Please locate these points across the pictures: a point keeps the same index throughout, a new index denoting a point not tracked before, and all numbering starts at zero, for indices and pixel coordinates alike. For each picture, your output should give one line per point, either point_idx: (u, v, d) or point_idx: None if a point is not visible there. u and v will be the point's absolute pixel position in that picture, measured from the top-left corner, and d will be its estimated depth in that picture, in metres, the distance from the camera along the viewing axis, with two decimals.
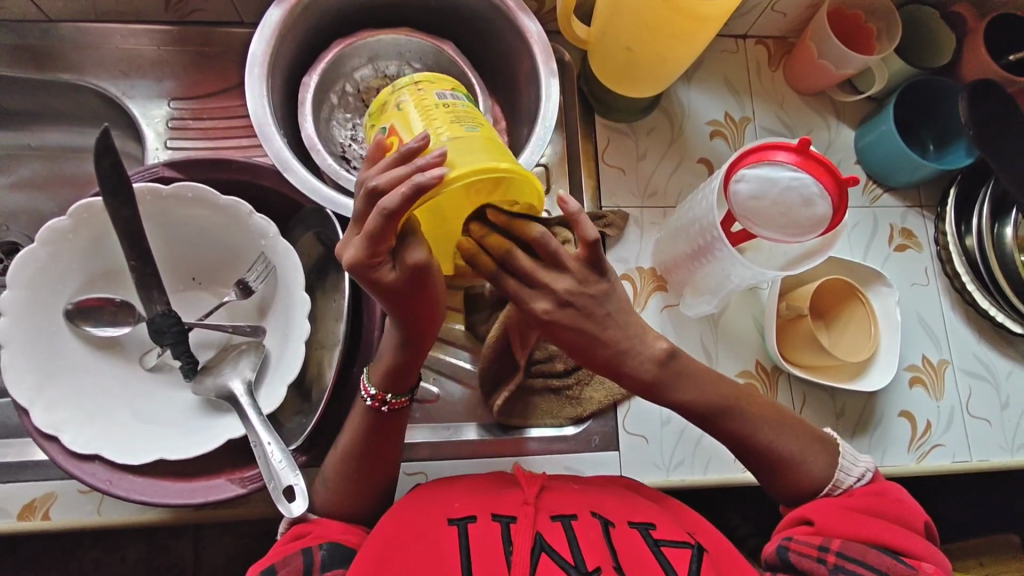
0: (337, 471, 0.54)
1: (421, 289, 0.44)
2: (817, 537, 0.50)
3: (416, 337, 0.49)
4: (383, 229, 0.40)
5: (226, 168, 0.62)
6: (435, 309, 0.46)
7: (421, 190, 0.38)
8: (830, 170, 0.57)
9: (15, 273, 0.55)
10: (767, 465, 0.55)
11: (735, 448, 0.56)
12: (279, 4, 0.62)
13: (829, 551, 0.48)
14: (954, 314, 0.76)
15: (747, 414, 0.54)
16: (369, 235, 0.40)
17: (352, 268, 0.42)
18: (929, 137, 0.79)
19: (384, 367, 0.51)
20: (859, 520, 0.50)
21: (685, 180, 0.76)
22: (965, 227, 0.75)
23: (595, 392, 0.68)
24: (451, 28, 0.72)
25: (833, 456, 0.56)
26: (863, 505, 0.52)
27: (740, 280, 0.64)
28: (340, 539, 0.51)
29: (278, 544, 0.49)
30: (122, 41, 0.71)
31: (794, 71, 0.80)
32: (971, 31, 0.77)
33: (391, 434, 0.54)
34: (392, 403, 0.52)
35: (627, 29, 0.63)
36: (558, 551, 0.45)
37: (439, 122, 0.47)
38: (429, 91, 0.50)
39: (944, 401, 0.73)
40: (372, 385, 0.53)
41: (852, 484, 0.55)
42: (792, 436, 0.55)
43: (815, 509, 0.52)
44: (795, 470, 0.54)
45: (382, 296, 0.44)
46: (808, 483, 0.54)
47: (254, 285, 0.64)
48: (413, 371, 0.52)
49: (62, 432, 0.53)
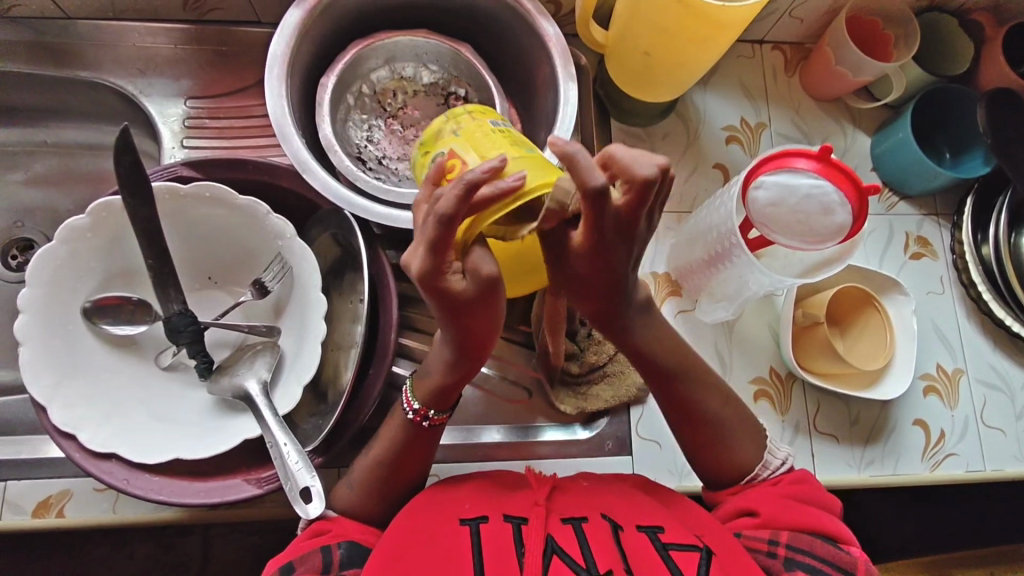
0: (365, 474, 0.54)
1: (488, 302, 0.43)
2: (763, 530, 0.51)
3: (467, 353, 0.49)
4: (444, 237, 0.38)
5: (244, 168, 0.62)
6: (492, 328, 0.46)
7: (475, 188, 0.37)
8: (851, 178, 0.58)
9: (35, 271, 0.55)
10: (698, 439, 0.57)
11: (674, 414, 0.57)
12: (298, 6, 0.61)
13: (779, 543, 0.50)
14: (969, 322, 0.76)
15: (690, 380, 0.56)
16: (433, 246, 0.39)
17: (420, 280, 0.41)
18: (944, 145, 0.79)
19: (431, 384, 0.52)
20: (799, 509, 0.52)
21: (700, 185, 0.75)
22: (981, 236, 0.75)
23: (603, 391, 0.68)
24: (468, 31, 0.72)
25: (760, 441, 0.57)
26: (799, 491, 0.53)
27: (758, 287, 0.64)
28: (358, 540, 0.50)
29: (297, 541, 0.49)
30: (140, 39, 0.71)
31: (810, 77, 0.79)
32: (989, 39, 0.76)
33: (424, 447, 0.55)
34: (434, 419, 0.54)
35: (646, 34, 0.63)
36: (569, 554, 0.44)
37: (502, 145, 0.48)
38: (481, 118, 0.51)
39: (958, 410, 0.73)
40: (416, 401, 0.53)
41: (777, 467, 0.56)
42: (727, 407, 0.57)
43: (757, 499, 0.53)
44: (720, 449, 0.56)
45: (449, 308, 0.43)
46: (733, 464, 0.56)
47: (270, 285, 0.64)
48: (458, 388, 0.53)
49: (80, 431, 0.53)
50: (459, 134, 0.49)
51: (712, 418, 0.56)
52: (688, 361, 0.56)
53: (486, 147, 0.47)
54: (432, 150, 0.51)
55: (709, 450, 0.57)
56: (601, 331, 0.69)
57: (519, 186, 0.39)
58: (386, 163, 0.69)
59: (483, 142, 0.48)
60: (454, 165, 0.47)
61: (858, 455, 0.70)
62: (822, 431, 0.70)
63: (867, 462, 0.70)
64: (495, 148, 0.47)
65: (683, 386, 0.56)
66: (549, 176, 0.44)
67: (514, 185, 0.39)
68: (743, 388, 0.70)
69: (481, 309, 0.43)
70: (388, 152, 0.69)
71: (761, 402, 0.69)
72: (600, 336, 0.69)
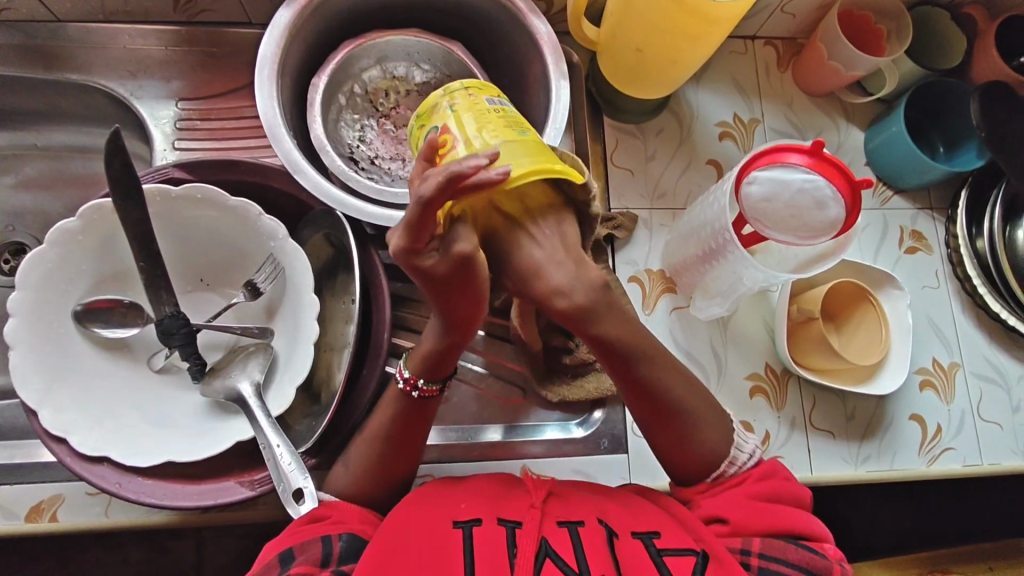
0: (362, 456, 0.54)
1: (465, 280, 0.44)
2: (735, 538, 0.50)
3: (454, 329, 0.49)
4: (421, 216, 0.40)
5: (234, 169, 0.62)
6: (479, 299, 0.46)
7: (456, 178, 0.38)
8: (844, 172, 0.57)
9: (24, 275, 0.55)
10: (666, 424, 0.54)
11: (639, 401, 0.53)
12: (288, 6, 0.61)
13: (752, 554, 0.49)
14: (964, 316, 0.76)
15: (653, 364, 0.51)
16: (409, 223, 0.41)
17: (397, 256, 0.43)
18: (938, 138, 0.78)
19: (422, 355, 0.52)
20: (766, 512, 0.51)
21: (694, 182, 0.75)
22: (975, 230, 0.75)
23: (586, 382, 0.68)
24: (460, 29, 0.72)
25: (726, 428, 0.55)
26: (764, 491, 0.52)
27: (751, 283, 0.64)
28: (357, 531, 0.50)
29: (297, 523, 0.48)
30: (130, 41, 0.71)
31: (803, 72, 0.79)
32: (982, 32, 0.76)
33: (420, 422, 0.54)
34: (423, 389, 0.53)
35: (636, 31, 0.63)
36: (562, 558, 0.44)
37: (493, 125, 0.46)
38: (478, 94, 0.49)
39: (954, 405, 0.72)
40: (408, 369, 0.53)
41: (744, 461, 0.55)
42: (697, 398, 0.54)
43: (722, 505, 0.52)
44: (688, 433, 0.54)
45: (428, 284, 0.45)
46: (700, 450, 0.54)
47: (262, 286, 0.63)
48: (450, 359, 0.52)
49: (71, 434, 0.53)
50: (453, 111, 0.48)
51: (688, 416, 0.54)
52: (652, 343, 0.50)
53: (478, 130, 0.46)
54: (426, 125, 0.51)
55: (677, 442, 0.54)
56: None
57: (498, 180, 0.39)
58: (379, 163, 0.69)
59: (479, 124, 0.46)
60: (447, 140, 0.47)
61: (855, 451, 0.70)
62: (819, 427, 0.70)
63: (864, 458, 0.70)
64: (486, 126, 0.46)
65: (644, 370, 0.51)
66: (535, 167, 0.43)
67: (492, 177, 0.39)
68: (738, 384, 0.70)
69: (458, 279, 0.44)
70: (380, 152, 0.69)
71: (757, 398, 0.69)
72: None
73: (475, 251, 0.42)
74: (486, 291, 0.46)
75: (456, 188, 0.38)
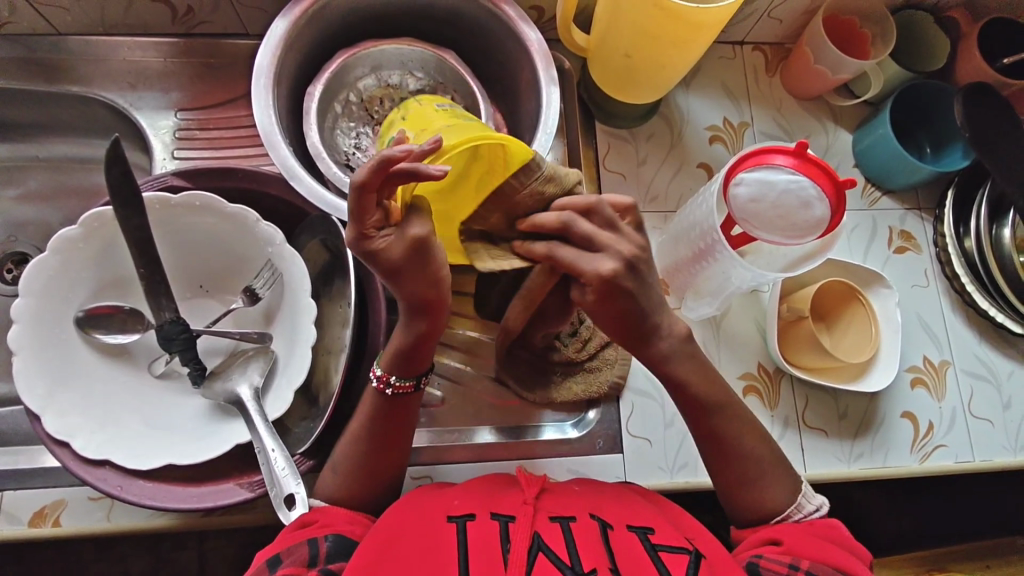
0: (347, 460, 0.55)
1: (421, 263, 0.46)
2: (785, 555, 0.50)
3: (423, 317, 0.51)
4: (362, 203, 0.42)
5: (233, 176, 0.63)
6: (440, 284, 0.49)
7: (388, 162, 0.40)
8: (828, 173, 0.59)
9: (28, 283, 0.56)
10: (732, 475, 0.57)
11: (713, 454, 0.58)
12: (284, 17, 0.63)
13: (800, 567, 0.48)
14: (954, 314, 0.77)
15: (724, 416, 0.57)
16: (354, 212, 0.43)
17: (353, 247, 0.45)
18: (926, 139, 0.80)
19: (392, 351, 0.53)
20: (825, 545, 0.51)
21: (686, 185, 0.77)
22: (963, 229, 0.76)
23: (574, 385, 0.68)
24: (452, 38, 0.73)
25: (793, 485, 0.56)
26: (829, 534, 0.52)
27: (740, 282, 0.65)
28: (345, 531, 0.50)
29: (284, 532, 0.49)
30: (129, 54, 0.72)
31: (791, 76, 0.81)
32: (965, 35, 0.78)
33: (399, 417, 0.55)
34: (397, 385, 0.54)
35: (624, 38, 0.64)
36: (554, 551, 0.44)
37: (438, 119, 0.53)
38: (428, 104, 0.58)
39: (946, 402, 0.73)
40: (382, 367, 0.54)
41: (811, 511, 0.55)
42: (766, 449, 0.57)
43: (784, 531, 0.52)
44: (753, 485, 0.56)
45: (385, 271, 0.46)
46: (765, 503, 0.56)
47: (261, 291, 0.65)
48: (420, 352, 0.54)
49: (73, 438, 0.54)
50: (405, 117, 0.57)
51: (753, 460, 0.57)
52: (726, 397, 0.57)
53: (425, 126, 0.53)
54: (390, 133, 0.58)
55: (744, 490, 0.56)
56: (587, 331, 0.70)
57: (436, 176, 0.40)
58: None
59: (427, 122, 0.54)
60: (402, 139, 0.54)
61: (848, 448, 0.71)
62: (812, 425, 0.71)
63: (857, 455, 0.70)
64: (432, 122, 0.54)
65: (718, 422, 0.57)
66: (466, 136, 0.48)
67: (431, 172, 0.40)
68: (732, 384, 0.71)
69: (417, 264, 0.46)
70: None
71: (750, 397, 0.70)
72: (584, 334, 0.70)
73: (430, 233, 0.45)
74: (446, 275, 0.48)
75: (390, 173, 0.41)
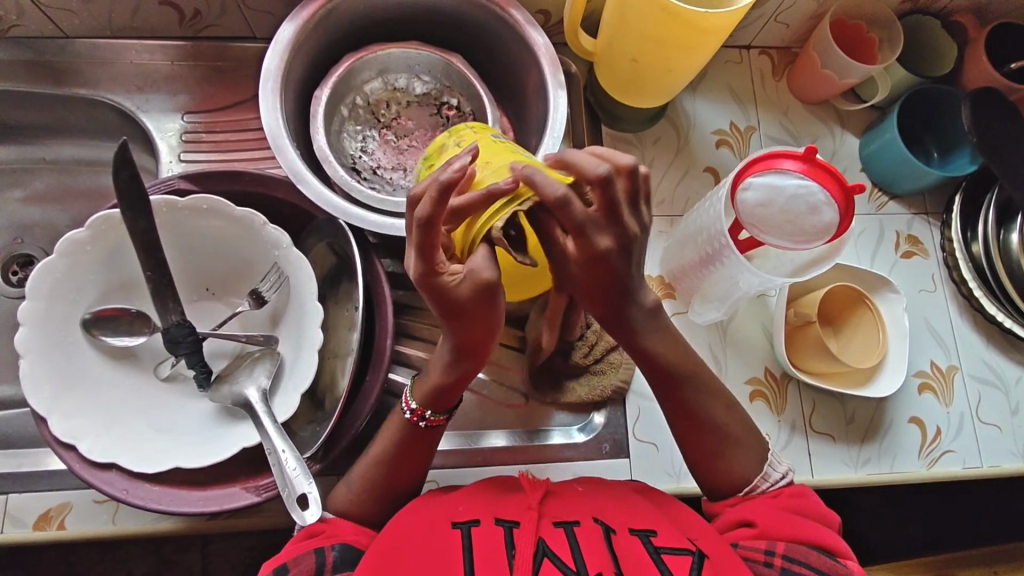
0: (364, 477, 0.55)
1: (486, 306, 0.44)
2: (760, 540, 0.50)
3: (465, 360, 0.50)
4: (428, 237, 0.41)
5: (240, 179, 0.63)
6: (493, 327, 0.47)
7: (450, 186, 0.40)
8: (836, 177, 0.59)
9: (35, 285, 0.56)
10: (700, 449, 0.56)
11: (683, 431, 0.57)
12: (292, 20, 0.63)
13: (776, 554, 0.49)
14: (962, 319, 0.76)
15: (700, 391, 0.56)
16: (421, 246, 0.42)
17: (418, 280, 0.43)
18: (932, 144, 0.80)
19: (427, 386, 0.53)
20: (793, 520, 0.51)
21: (692, 189, 0.76)
22: (970, 233, 0.76)
23: (579, 387, 0.69)
24: (460, 42, 0.73)
25: (761, 453, 0.56)
26: (794, 504, 0.52)
27: (748, 287, 0.64)
28: (351, 540, 0.50)
29: (291, 542, 0.49)
30: (137, 56, 0.72)
31: (798, 79, 0.80)
32: (972, 40, 0.78)
33: (423, 449, 0.56)
34: (431, 419, 0.54)
35: (631, 42, 0.64)
36: (560, 558, 0.44)
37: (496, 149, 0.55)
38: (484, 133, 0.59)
39: (954, 407, 0.73)
40: (414, 400, 0.54)
41: (777, 480, 0.55)
42: (732, 418, 0.57)
43: (755, 510, 0.52)
44: (723, 458, 0.56)
45: (446, 307, 0.44)
46: (734, 476, 0.55)
47: (266, 294, 0.64)
48: (455, 391, 0.53)
49: (79, 441, 0.54)
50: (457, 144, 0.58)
51: (721, 433, 0.56)
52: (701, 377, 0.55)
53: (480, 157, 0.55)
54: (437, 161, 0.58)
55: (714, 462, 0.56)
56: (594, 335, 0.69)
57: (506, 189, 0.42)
58: (380, 173, 0.70)
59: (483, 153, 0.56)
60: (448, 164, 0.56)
61: (855, 454, 0.70)
62: (819, 430, 0.70)
63: (864, 460, 0.70)
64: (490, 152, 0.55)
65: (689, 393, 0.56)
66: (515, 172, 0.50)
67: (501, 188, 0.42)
68: (738, 388, 0.70)
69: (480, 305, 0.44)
70: (381, 162, 0.70)
71: (757, 402, 0.70)
72: (592, 338, 0.69)
73: (501, 277, 0.43)
74: (500, 323, 0.47)
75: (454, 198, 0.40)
